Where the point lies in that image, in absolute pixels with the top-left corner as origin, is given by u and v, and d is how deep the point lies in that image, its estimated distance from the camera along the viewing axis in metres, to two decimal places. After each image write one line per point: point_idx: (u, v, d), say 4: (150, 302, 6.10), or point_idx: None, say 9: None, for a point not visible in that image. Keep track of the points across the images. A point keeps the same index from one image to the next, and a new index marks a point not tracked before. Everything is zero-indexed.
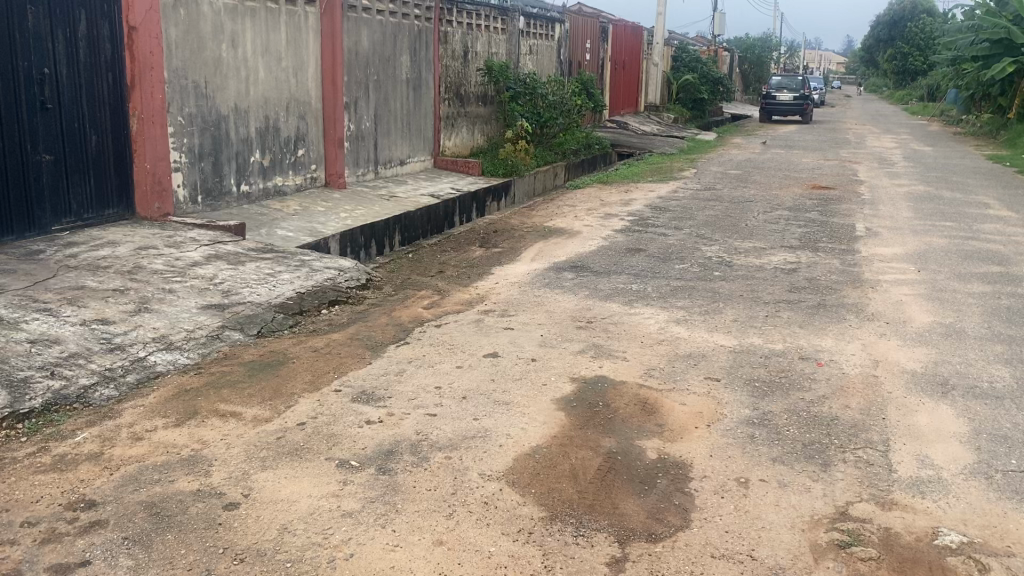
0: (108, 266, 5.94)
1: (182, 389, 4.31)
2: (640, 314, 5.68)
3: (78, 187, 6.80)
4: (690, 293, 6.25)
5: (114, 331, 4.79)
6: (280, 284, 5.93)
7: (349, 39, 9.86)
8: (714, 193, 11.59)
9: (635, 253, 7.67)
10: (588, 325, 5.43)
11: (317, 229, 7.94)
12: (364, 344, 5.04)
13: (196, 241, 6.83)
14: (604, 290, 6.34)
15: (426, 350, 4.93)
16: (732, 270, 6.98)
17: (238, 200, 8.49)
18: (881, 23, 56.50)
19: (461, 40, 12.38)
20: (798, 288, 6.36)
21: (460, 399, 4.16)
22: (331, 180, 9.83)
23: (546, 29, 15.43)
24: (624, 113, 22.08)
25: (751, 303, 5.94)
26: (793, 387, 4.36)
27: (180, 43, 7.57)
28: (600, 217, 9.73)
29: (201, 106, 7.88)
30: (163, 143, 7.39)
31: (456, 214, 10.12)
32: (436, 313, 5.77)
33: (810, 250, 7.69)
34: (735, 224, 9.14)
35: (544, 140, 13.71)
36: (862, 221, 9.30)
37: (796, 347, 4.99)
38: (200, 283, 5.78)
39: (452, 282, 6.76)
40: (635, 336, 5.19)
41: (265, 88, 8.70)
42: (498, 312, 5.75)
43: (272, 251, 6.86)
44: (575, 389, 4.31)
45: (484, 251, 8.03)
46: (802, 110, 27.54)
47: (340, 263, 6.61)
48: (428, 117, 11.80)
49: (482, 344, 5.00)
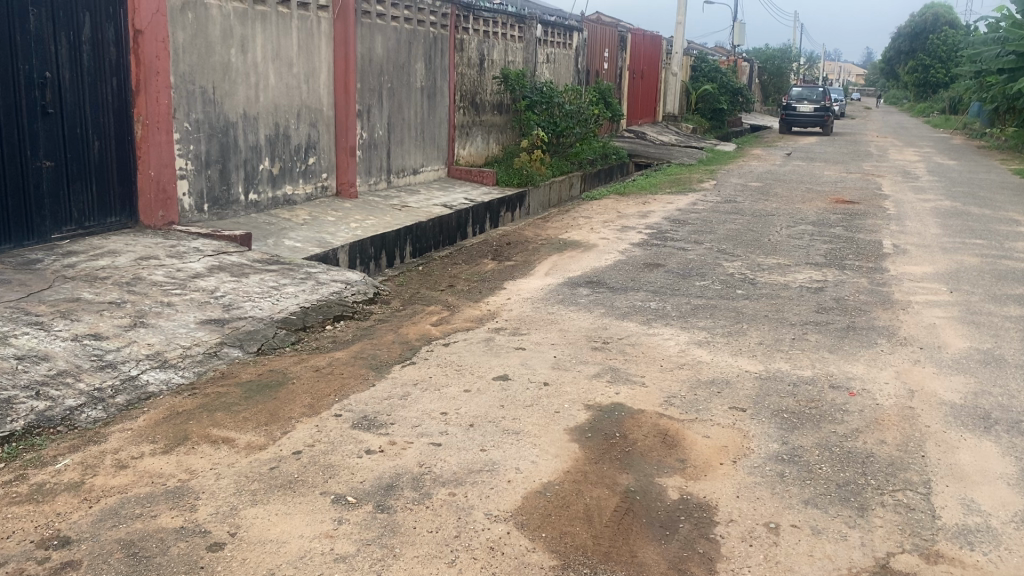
0: (106, 277, 5.73)
1: (173, 412, 4.07)
2: (660, 335, 5.41)
3: (80, 195, 6.60)
4: (711, 312, 5.97)
5: (106, 347, 4.56)
6: (284, 298, 5.70)
7: (363, 45, 9.66)
8: (734, 206, 11.29)
9: (654, 268, 7.40)
10: (604, 346, 5.16)
11: (325, 239, 7.71)
12: (368, 364, 4.79)
13: (200, 251, 6.62)
14: (622, 308, 6.07)
15: (433, 371, 4.68)
16: (755, 288, 6.69)
17: (246, 208, 8.28)
18: (902, 35, 56.02)
19: (477, 48, 12.17)
20: (825, 309, 6.06)
21: (467, 427, 3.90)
22: (342, 189, 9.61)
23: (564, 38, 15.20)
24: (642, 123, 21.82)
25: (777, 325, 5.65)
26: (823, 419, 4.07)
27: (187, 47, 7.37)
28: (617, 230, 9.46)
29: (209, 112, 7.68)
30: (168, 150, 7.20)
31: (469, 224, 9.88)
32: (445, 331, 5.51)
33: (837, 268, 7.40)
34: (757, 238, 8.85)
35: (560, 150, 13.46)
36: (889, 237, 8.99)
37: (826, 375, 4.70)
38: (201, 296, 5.56)
39: (463, 297, 6.51)
40: (654, 359, 4.91)
41: (275, 94, 8.50)
42: (509, 330, 5.49)
43: (277, 262, 6.63)
44: (590, 417, 4.04)
45: (497, 265, 7.78)
46: (823, 121, 27.19)
47: (347, 276, 6.37)
48: (443, 126, 11.59)
49: (492, 366, 4.75)
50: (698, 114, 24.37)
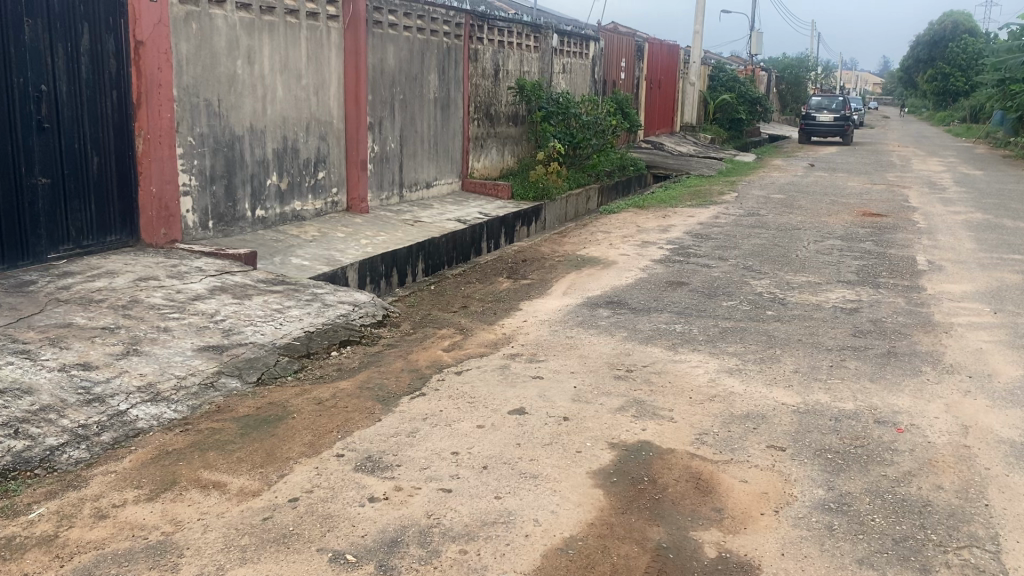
0: (102, 300, 5.45)
1: (162, 452, 3.76)
2: (687, 361, 5.06)
3: (78, 213, 6.33)
4: (741, 336, 5.61)
5: (95, 378, 4.25)
6: (287, 322, 5.38)
7: (374, 56, 9.38)
8: (758, 219, 10.91)
9: (677, 287, 7.05)
10: (628, 374, 4.81)
11: (334, 257, 7.41)
12: (375, 395, 4.47)
13: (202, 271, 6.34)
14: (645, 331, 5.72)
15: (443, 403, 4.35)
16: (786, 309, 6.32)
17: (253, 225, 8.00)
18: (921, 43, 55.40)
19: (492, 59, 11.89)
20: (862, 332, 5.69)
21: (480, 470, 3.56)
22: (353, 204, 9.33)
23: (580, 47, 14.90)
24: (660, 133, 21.52)
25: (812, 351, 5.29)
26: (871, 461, 3.71)
27: (192, 58, 7.11)
28: (637, 245, 9.11)
29: (214, 126, 7.41)
30: (171, 166, 6.95)
31: (484, 240, 9.57)
32: (458, 357, 5.18)
33: (872, 287, 7.02)
34: (784, 254, 8.48)
35: (577, 161, 13.13)
36: (923, 253, 8.59)
37: (871, 408, 4.33)
38: (199, 321, 5.27)
39: (477, 318, 6.19)
40: (683, 390, 4.56)
41: (284, 107, 8.23)
42: (526, 356, 5.16)
43: (282, 282, 6.33)
44: (615, 458, 3.70)
45: (512, 283, 7.45)
46: (843, 130, 26.75)
47: (355, 296, 6.06)
48: (457, 138, 11.29)
49: (508, 397, 4.41)
50: (717, 124, 24.01)
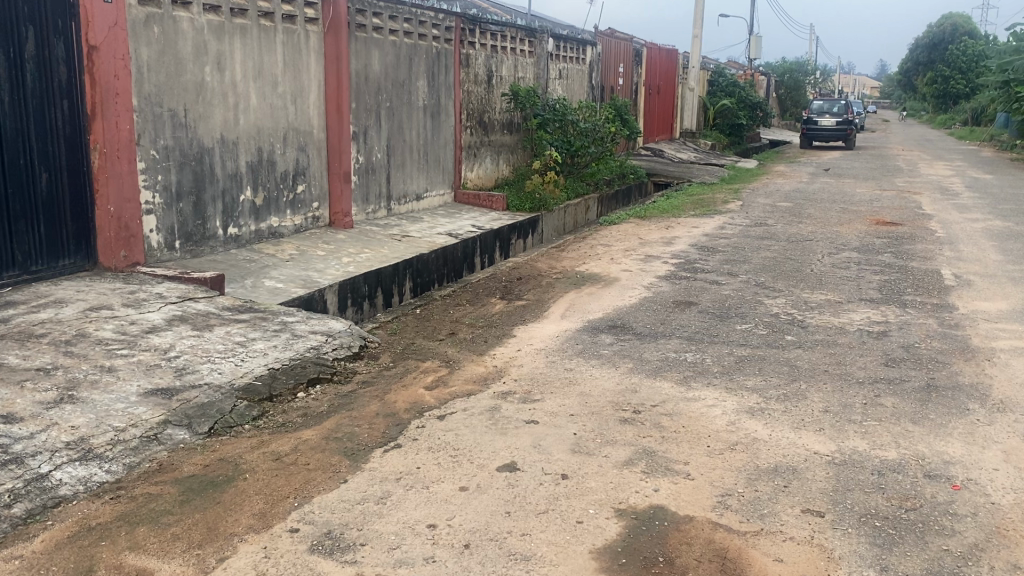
0: (43, 335, 4.85)
1: (83, 528, 3.15)
2: (702, 399, 4.46)
3: (24, 236, 5.75)
4: (760, 366, 5.02)
5: (16, 433, 3.61)
6: (250, 358, 4.78)
7: (357, 61, 8.81)
8: (768, 230, 10.32)
9: (685, 308, 6.45)
10: (636, 417, 4.21)
11: (312, 278, 6.82)
12: (343, 449, 3.87)
13: (163, 298, 5.75)
14: (653, 361, 5.12)
15: (422, 457, 3.74)
16: (807, 333, 5.72)
17: (225, 244, 7.41)
18: (920, 45, 54.91)
19: (484, 64, 11.32)
20: (895, 361, 5.09)
21: (461, 550, 2.96)
22: (336, 219, 8.74)
23: (577, 52, 14.34)
24: (659, 140, 20.94)
25: (842, 385, 4.69)
26: (929, 531, 3.10)
27: (154, 65, 6.53)
28: (640, 260, 8.51)
29: (180, 138, 6.82)
30: (131, 182, 6.33)
31: (477, 255, 8.97)
32: (442, 397, 4.57)
33: (897, 306, 6.42)
34: (799, 269, 7.89)
35: (575, 170, 12.55)
36: (947, 266, 8.00)
37: (917, 458, 3.74)
38: (150, 359, 4.66)
39: (465, 348, 5.59)
40: (699, 436, 3.97)
41: (258, 116, 7.65)
42: (519, 395, 4.55)
43: (250, 309, 5.73)
44: (624, 531, 3.09)
45: (506, 305, 6.85)
46: (845, 134, 26.17)
47: (329, 325, 5.46)
48: (449, 147, 10.71)
49: (496, 449, 3.81)
50: (717, 129, 23.45)
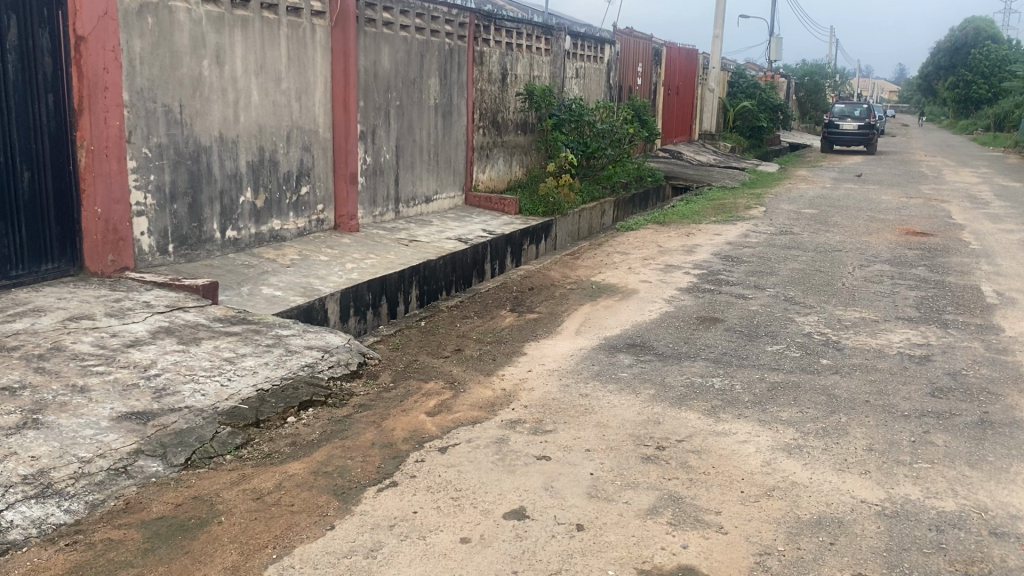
0: (15, 348, 4.47)
1: None
2: (732, 434, 4.03)
3: (2, 239, 5.38)
4: (795, 395, 4.59)
5: None
6: (237, 376, 4.37)
7: (366, 58, 8.41)
8: (793, 239, 9.86)
9: (709, 326, 6.02)
10: (659, 455, 3.79)
11: (313, 285, 6.42)
12: (332, 486, 3.47)
13: (150, 307, 5.37)
14: (677, 388, 4.69)
15: (420, 499, 3.34)
16: (843, 357, 5.28)
17: (223, 247, 7.03)
18: (941, 50, 54.06)
19: (499, 62, 10.90)
20: (943, 391, 4.63)
21: None
22: (341, 222, 8.35)
23: (595, 51, 13.90)
24: (677, 142, 20.46)
25: (887, 418, 4.25)
26: None
27: (148, 57, 6.14)
28: (659, 269, 8.09)
29: (175, 135, 6.44)
30: (120, 183, 5.95)
31: (487, 261, 8.56)
32: (445, 425, 4.16)
33: (938, 326, 5.97)
34: (829, 283, 7.44)
35: (591, 173, 12.13)
36: (987, 281, 7.52)
37: (980, 511, 3.30)
38: (128, 377, 4.27)
39: (473, 367, 5.18)
40: (731, 479, 3.55)
41: (260, 114, 7.27)
42: (530, 425, 4.13)
43: (242, 321, 5.33)
44: None
45: (517, 318, 6.44)
46: (867, 139, 25.61)
47: (326, 340, 5.05)
48: (460, 147, 10.30)
49: (503, 491, 3.40)
50: (736, 132, 22.93)
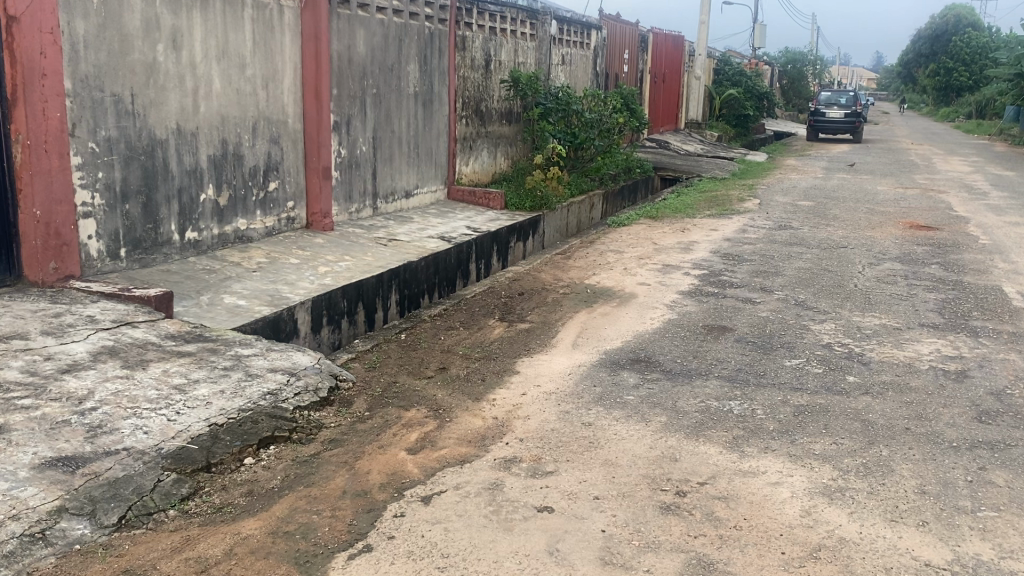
0: None
1: None
2: (762, 475, 3.48)
3: None
4: (826, 421, 4.06)
5: None
6: (188, 408, 3.75)
7: (340, 42, 7.78)
8: (795, 234, 9.33)
9: (718, 336, 5.46)
10: (682, 503, 3.23)
11: (281, 293, 5.81)
12: (292, 554, 2.90)
13: (95, 323, 4.73)
14: (692, 414, 4.13)
15: (400, 570, 2.77)
16: (870, 372, 4.75)
17: (182, 250, 6.40)
18: (923, 37, 53.85)
19: (483, 48, 10.29)
20: (990, 415, 4.11)
21: None
22: (313, 221, 7.74)
23: (582, 37, 13.31)
24: (664, 131, 19.94)
25: (934, 451, 3.72)
26: None
27: (93, 40, 5.48)
28: (657, 270, 7.53)
29: (125, 128, 5.80)
30: (61, 181, 5.30)
31: (472, 261, 7.98)
32: (428, 466, 3.60)
33: (966, 335, 5.45)
34: (840, 284, 6.91)
35: (579, 164, 11.56)
36: (1007, 281, 7.03)
37: None
38: (59, 411, 3.61)
39: (459, 389, 4.61)
40: (771, 536, 3.00)
41: (222, 103, 6.63)
42: (527, 465, 3.57)
43: (199, 339, 4.71)
44: None
45: (507, 328, 5.87)
46: (852, 127, 25.22)
47: (292, 361, 4.45)
48: (442, 138, 9.69)
49: (501, 559, 2.83)
50: (723, 120, 22.43)
